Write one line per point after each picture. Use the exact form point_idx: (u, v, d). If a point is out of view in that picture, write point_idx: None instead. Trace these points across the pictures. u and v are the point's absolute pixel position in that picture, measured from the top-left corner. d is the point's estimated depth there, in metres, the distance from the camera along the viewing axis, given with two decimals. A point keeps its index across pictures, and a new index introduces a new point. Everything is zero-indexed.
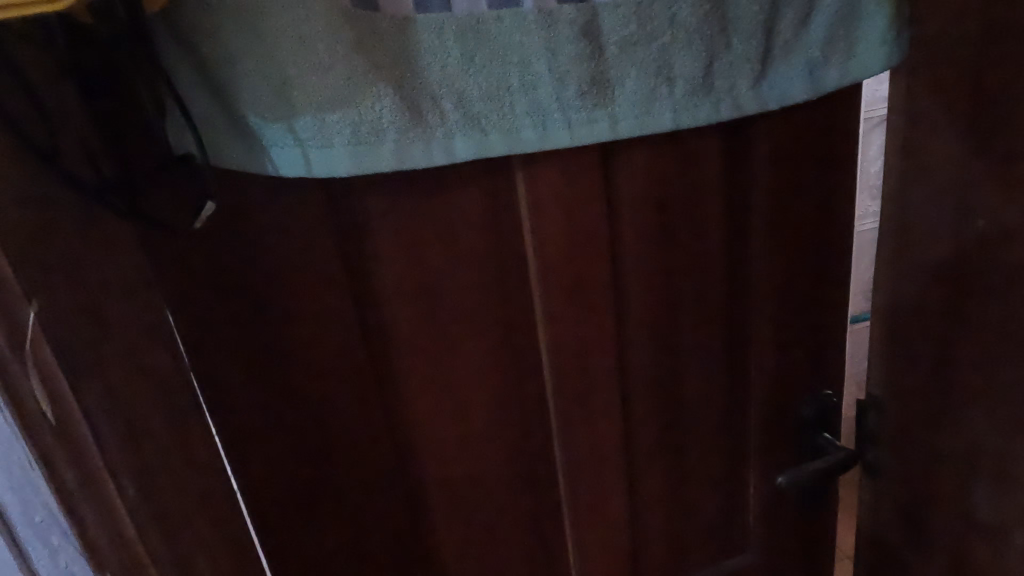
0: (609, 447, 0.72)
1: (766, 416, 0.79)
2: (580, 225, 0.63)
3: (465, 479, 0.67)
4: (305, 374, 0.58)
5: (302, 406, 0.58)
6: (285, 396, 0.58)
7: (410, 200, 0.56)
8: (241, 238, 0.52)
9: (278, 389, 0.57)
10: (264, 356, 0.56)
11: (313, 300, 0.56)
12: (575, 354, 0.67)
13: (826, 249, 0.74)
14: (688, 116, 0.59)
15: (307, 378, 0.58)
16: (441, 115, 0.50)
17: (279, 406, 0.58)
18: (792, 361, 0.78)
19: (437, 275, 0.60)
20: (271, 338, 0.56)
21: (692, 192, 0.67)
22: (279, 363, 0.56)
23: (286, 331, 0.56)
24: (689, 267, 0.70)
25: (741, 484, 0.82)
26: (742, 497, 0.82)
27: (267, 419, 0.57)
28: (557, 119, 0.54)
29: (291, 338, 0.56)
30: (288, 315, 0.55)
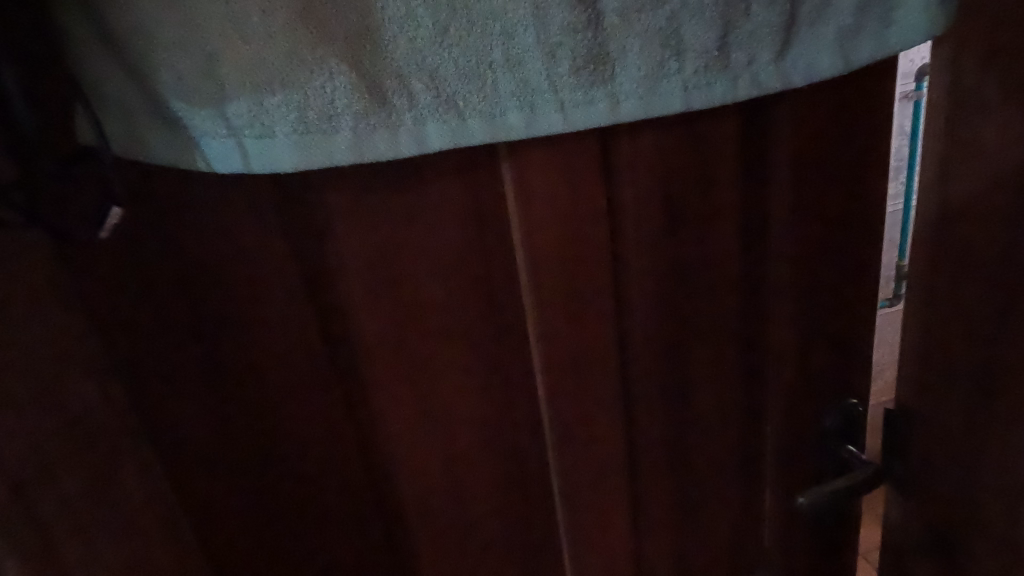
0: (612, 466, 0.65)
1: (785, 428, 0.72)
2: (579, 222, 0.55)
3: (451, 505, 0.61)
4: (266, 397, 0.51)
5: (264, 433, 0.52)
6: (246, 422, 0.51)
7: (381, 198, 0.49)
8: (182, 252, 0.45)
9: (236, 415, 0.50)
10: (215, 379, 0.48)
11: (269, 314, 0.49)
12: (573, 367, 0.60)
13: (857, 244, 0.67)
14: (700, 95, 0.50)
15: (269, 401, 0.51)
16: (410, 98, 0.43)
17: (237, 435, 0.51)
18: (816, 366, 0.70)
19: (412, 282, 0.52)
20: (220, 361, 0.48)
21: (706, 183, 0.59)
22: (235, 387, 0.49)
23: (242, 349, 0.49)
24: (702, 268, 0.62)
25: (756, 501, 0.74)
26: (760, 513, 0.76)
27: (225, 450, 0.50)
28: (547, 100, 0.46)
29: (249, 356, 0.49)
30: (243, 331, 0.48)
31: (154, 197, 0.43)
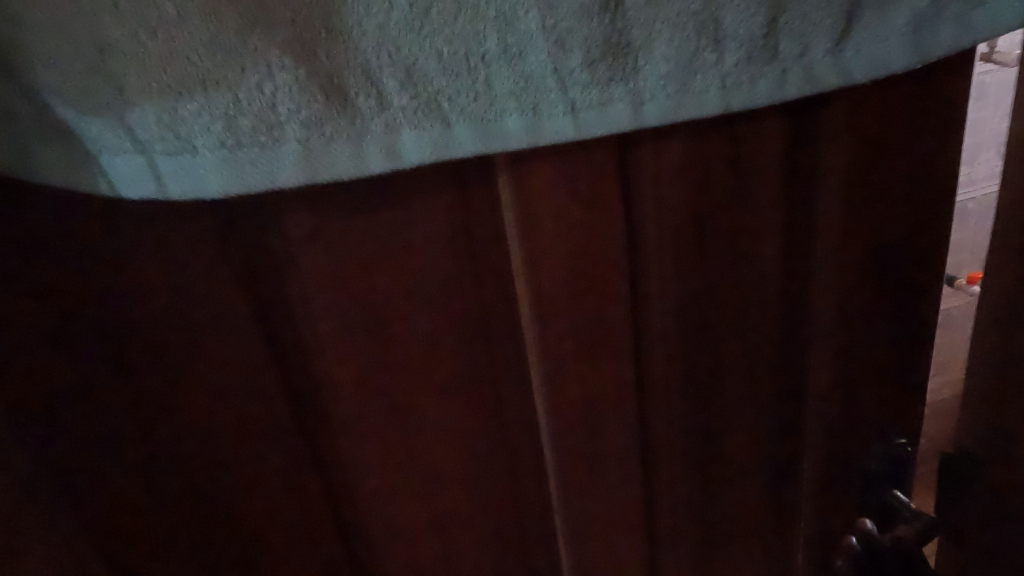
0: (624, 511, 0.57)
1: (825, 469, 0.63)
2: (589, 245, 0.47)
3: (437, 553, 0.54)
4: (219, 450, 0.44)
5: (219, 489, 0.45)
6: (196, 478, 0.44)
7: (353, 221, 0.41)
8: (115, 285, 0.38)
9: (184, 469, 0.43)
10: (158, 430, 0.42)
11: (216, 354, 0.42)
12: (579, 405, 0.52)
13: (912, 267, 0.57)
14: (742, 94, 0.41)
15: (222, 455, 0.44)
16: (382, 100, 0.34)
17: (186, 493, 0.44)
18: (863, 405, 0.62)
19: (391, 313, 0.45)
20: (163, 410, 0.42)
21: (743, 199, 0.50)
22: (181, 439, 0.43)
23: (188, 396, 0.42)
24: (735, 293, 0.53)
25: (788, 545, 0.66)
26: (792, 564, 0.68)
27: (177, 508, 0.44)
28: (556, 100, 0.37)
29: (197, 403, 0.42)
30: (189, 376, 0.41)
31: (71, 226, 0.36)
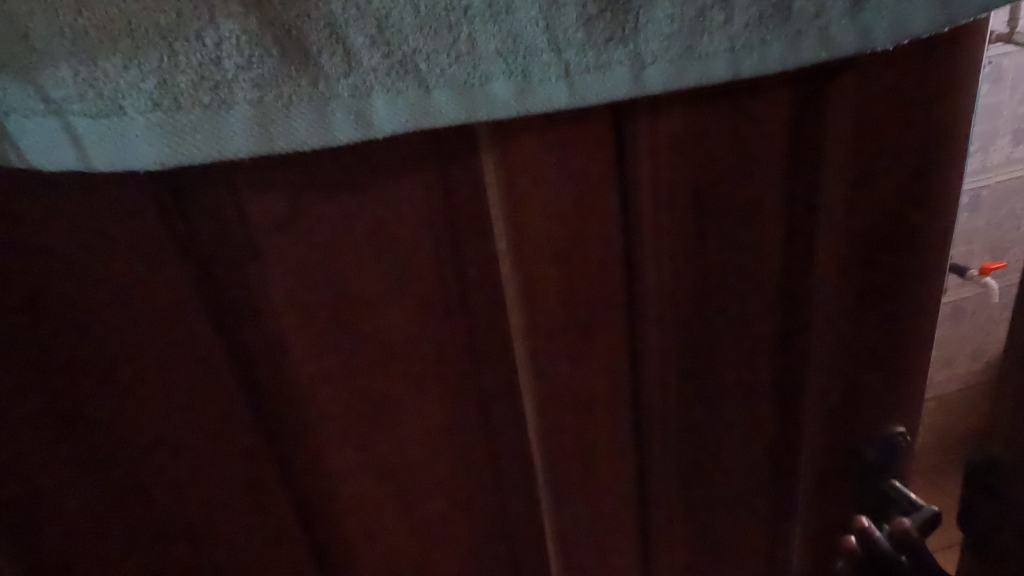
0: (616, 502, 0.55)
1: (826, 457, 0.61)
2: (580, 223, 0.44)
3: (419, 553, 0.50)
4: (177, 457, 0.40)
5: (177, 495, 0.41)
6: (150, 484, 0.40)
7: (322, 198, 0.37)
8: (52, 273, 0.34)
9: (135, 476, 0.39)
10: (103, 431, 0.38)
11: (169, 348, 0.37)
12: (569, 393, 0.49)
13: (930, 258, 0.53)
14: (752, 59, 0.36)
15: (181, 463, 0.40)
16: (348, 59, 0.30)
17: (141, 498, 0.40)
18: (875, 399, 0.58)
19: (365, 298, 0.41)
20: (110, 412, 0.37)
21: (746, 182, 0.47)
22: (133, 443, 0.38)
23: (137, 398, 0.38)
24: (739, 276, 0.50)
25: (787, 534, 0.64)
26: (787, 558, 0.66)
27: (128, 520, 0.40)
28: (548, 64, 0.33)
29: (150, 405, 0.38)
30: (139, 375, 0.37)
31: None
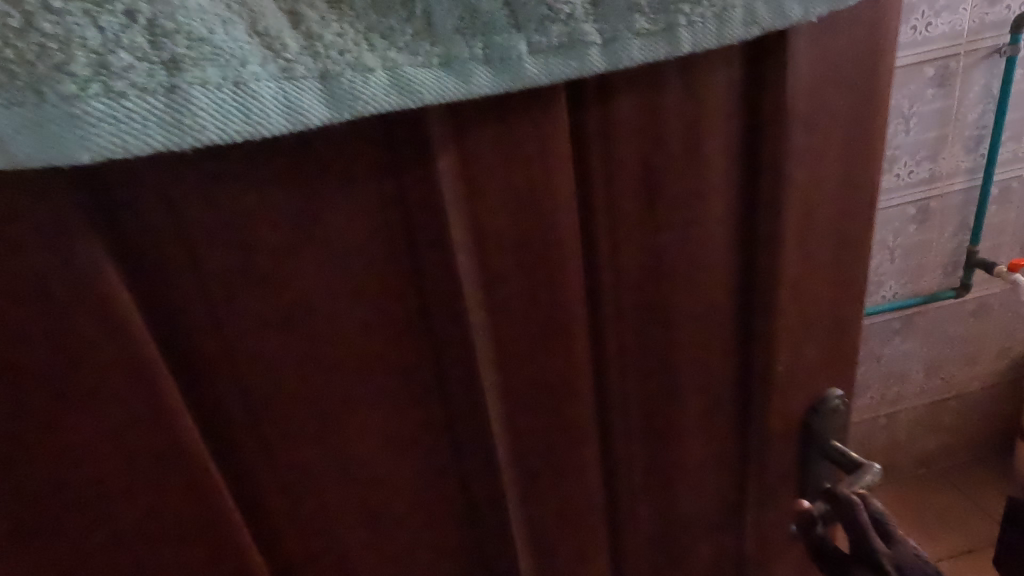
0: (585, 492, 0.53)
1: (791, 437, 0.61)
2: (538, 208, 0.42)
3: (382, 546, 0.48)
4: (118, 474, 0.37)
5: (121, 507, 0.38)
6: (93, 496, 0.37)
7: (267, 188, 0.35)
8: None
9: (76, 488, 0.36)
10: (37, 444, 0.35)
11: (103, 358, 0.34)
12: (533, 385, 0.47)
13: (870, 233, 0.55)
14: (716, 29, 0.36)
15: (124, 480, 0.37)
16: (299, 37, 0.28)
17: (84, 511, 0.37)
18: (826, 368, 0.59)
19: (315, 288, 0.38)
20: (43, 425, 0.34)
21: (697, 167, 0.47)
22: (70, 457, 0.36)
23: (71, 410, 0.35)
24: (693, 251, 0.50)
25: (757, 518, 0.63)
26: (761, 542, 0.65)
27: (74, 544, 0.38)
28: (512, 39, 0.32)
29: (85, 418, 0.35)
30: (71, 387, 0.34)
31: None
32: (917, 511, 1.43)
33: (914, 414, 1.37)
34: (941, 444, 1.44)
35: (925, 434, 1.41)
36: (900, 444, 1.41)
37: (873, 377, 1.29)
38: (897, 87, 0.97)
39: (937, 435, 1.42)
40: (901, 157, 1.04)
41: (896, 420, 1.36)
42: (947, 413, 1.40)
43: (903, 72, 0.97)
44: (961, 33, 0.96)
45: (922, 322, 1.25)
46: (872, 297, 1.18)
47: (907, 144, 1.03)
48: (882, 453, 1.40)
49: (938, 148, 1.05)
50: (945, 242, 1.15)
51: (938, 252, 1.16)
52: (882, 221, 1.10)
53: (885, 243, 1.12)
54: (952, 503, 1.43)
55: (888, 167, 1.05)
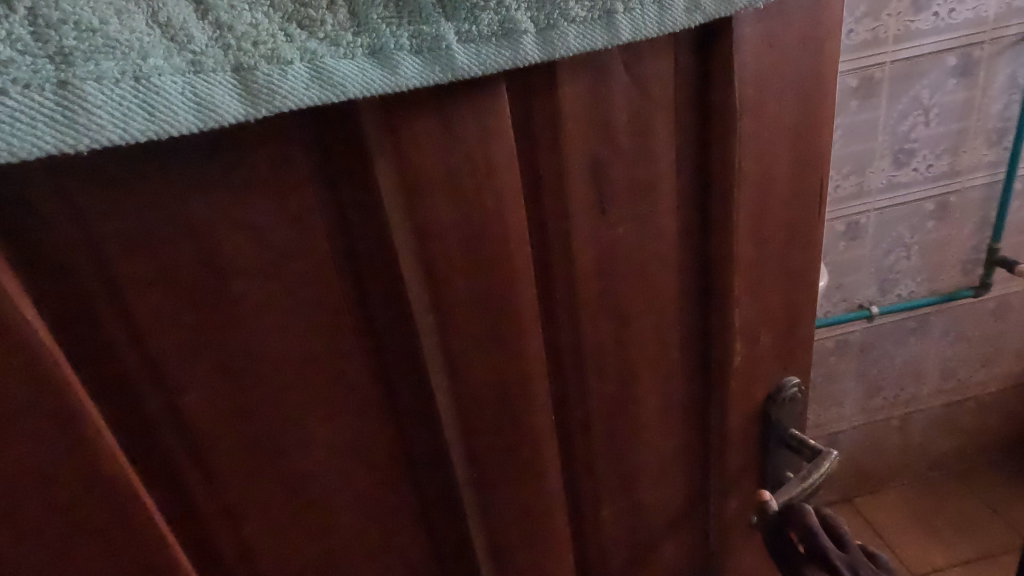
0: (545, 492, 0.52)
1: (751, 424, 0.60)
2: (482, 202, 0.40)
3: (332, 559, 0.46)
4: (34, 497, 0.34)
5: (40, 532, 0.35)
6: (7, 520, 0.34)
7: (187, 188, 0.33)
8: None
9: None
10: None
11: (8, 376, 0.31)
12: (486, 386, 0.45)
13: (822, 221, 0.55)
14: (658, 17, 0.36)
15: (41, 504, 0.35)
16: (207, 27, 0.27)
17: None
18: (783, 355, 0.59)
19: (246, 293, 0.36)
20: None
21: (650, 158, 0.46)
22: None
23: None
24: (646, 243, 0.49)
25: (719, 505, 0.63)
26: (723, 529, 0.64)
27: None
28: (441, 27, 0.30)
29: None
30: None
31: None
32: (929, 515, 1.44)
33: (926, 414, 1.40)
34: (953, 445, 1.47)
35: (936, 435, 1.44)
36: (915, 448, 1.44)
37: (885, 378, 1.32)
38: (917, 77, 0.99)
39: (951, 436, 1.45)
40: (920, 150, 1.06)
41: (908, 423, 1.40)
42: (962, 413, 1.42)
43: (926, 62, 0.98)
44: (987, 20, 0.97)
45: (938, 323, 1.27)
46: (888, 294, 1.20)
47: (928, 137, 1.05)
48: (895, 453, 1.44)
49: (959, 142, 1.07)
50: (966, 239, 1.18)
51: (959, 250, 1.19)
52: (897, 216, 1.12)
53: (902, 239, 1.15)
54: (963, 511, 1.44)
55: (907, 161, 1.07)
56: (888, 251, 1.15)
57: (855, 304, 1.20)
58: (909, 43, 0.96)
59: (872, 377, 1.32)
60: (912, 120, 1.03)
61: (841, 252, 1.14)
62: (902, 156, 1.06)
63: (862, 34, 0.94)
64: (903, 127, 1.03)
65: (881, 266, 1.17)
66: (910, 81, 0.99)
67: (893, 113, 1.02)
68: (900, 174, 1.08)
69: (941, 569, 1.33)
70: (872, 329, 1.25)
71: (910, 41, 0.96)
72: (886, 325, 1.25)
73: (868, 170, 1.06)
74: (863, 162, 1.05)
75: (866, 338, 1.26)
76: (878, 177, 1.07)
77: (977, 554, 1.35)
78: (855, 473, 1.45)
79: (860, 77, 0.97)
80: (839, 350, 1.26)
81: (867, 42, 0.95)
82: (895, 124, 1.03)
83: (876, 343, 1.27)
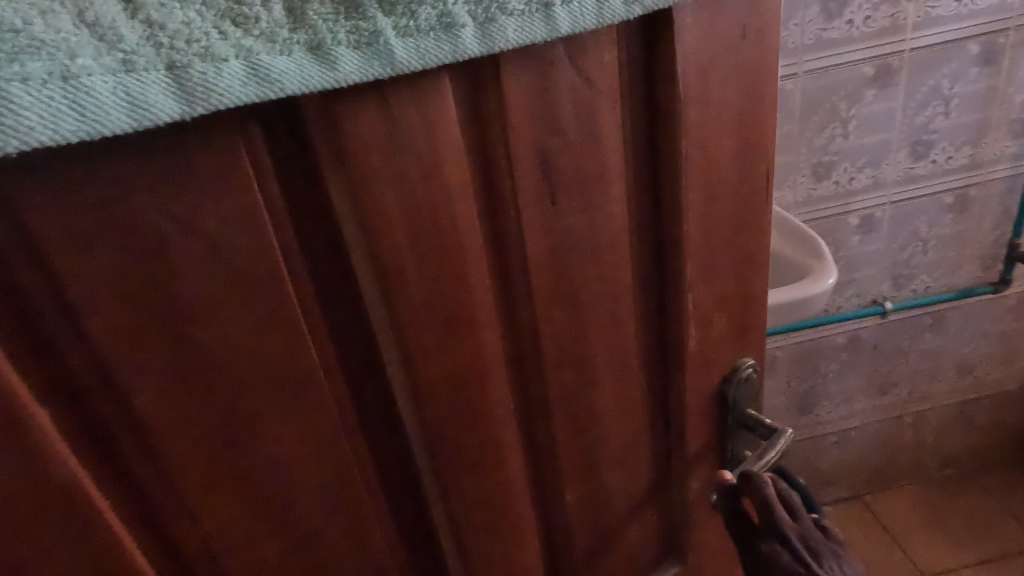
0: (507, 477, 0.52)
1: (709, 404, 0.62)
2: (430, 195, 0.40)
3: (296, 556, 0.46)
4: None
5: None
6: None
7: (132, 186, 0.32)
8: None
9: None
10: None
11: None
12: (444, 376, 0.46)
13: (771, 206, 0.57)
14: (600, 9, 0.37)
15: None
16: (138, 26, 0.27)
17: None
18: (738, 336, 0.61)
19: (199, 293, 0.36)
20: None
21: (598, 149, 0.46)
22: None
23: None
24: (600, 231, 0.49)
25: (681, 483, 0.65)
26: (687, 508, 0.66)
27: None
28: (378, 22, 0.31)
29: None
30: None
31: None
32: (941, 513, 1.49)
33: (941, 410, 1.46)
34: (969, 445, 1.53)
35: (953, 433, 1.50)
36: (928, 446, 1.51)
37: (898, 373, 1.38)
38: (937, 66, 1.02)
39: (967, 435, 1.51)
40: (940, 142, 1.10)
41: (921, 419, 1.46)
42: (978, 411, 1.48)
43: (946, 50, 1.01)
44: (1011, 7, 0.99)
45: (955, 318, 1.32)
46: (902, 289, 1.26)
47: (947, 128, 1.08)
48: (909, 451, 1.51)
49: (980, 135, 1.10)
50: (985, 233, 1.22)
51: (977, 244, 1.23)
52: (916, 210, 1.16)
53: (920, 233, 1.20)
54: (979, 516, 1.47)
55: (925, 153, 1.10)
56: (905, 245, 1.20)
57: (869, 300, 1.26)
58: (929, 31, 0.98)
59: (886, 372, 1.38)
60: (931, 112, 1.06)
61: (856, 246, 1.19)
62: (920, 148, 1.10)
63: (880, 22, 0.96)
64: (921, 119, 1.06)
65: (897, 259, 1.22)
66: (929, 70, 1.02)
67: (912, 103, 1.04)
68: (919, 166, 1.11)
69: (954, 569, 1.37)
70: (885, 325, 1.31)
71: (928, 29, 0.98)
72: (900, 322, 1.31)
73: (885, 162, 1.10)
74: (880, 155, 1.09)
75: (881, 332, 1.32)
76: (894, 170, 1.11)
77: (989, 556, 1.39)
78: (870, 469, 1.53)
79: (878, 65, 1.00)
80: (853, 345, 1.32)
81: (885, 30, 0.97)
82: (914, 115, 1.06)
83: (889, 340, 1.33)
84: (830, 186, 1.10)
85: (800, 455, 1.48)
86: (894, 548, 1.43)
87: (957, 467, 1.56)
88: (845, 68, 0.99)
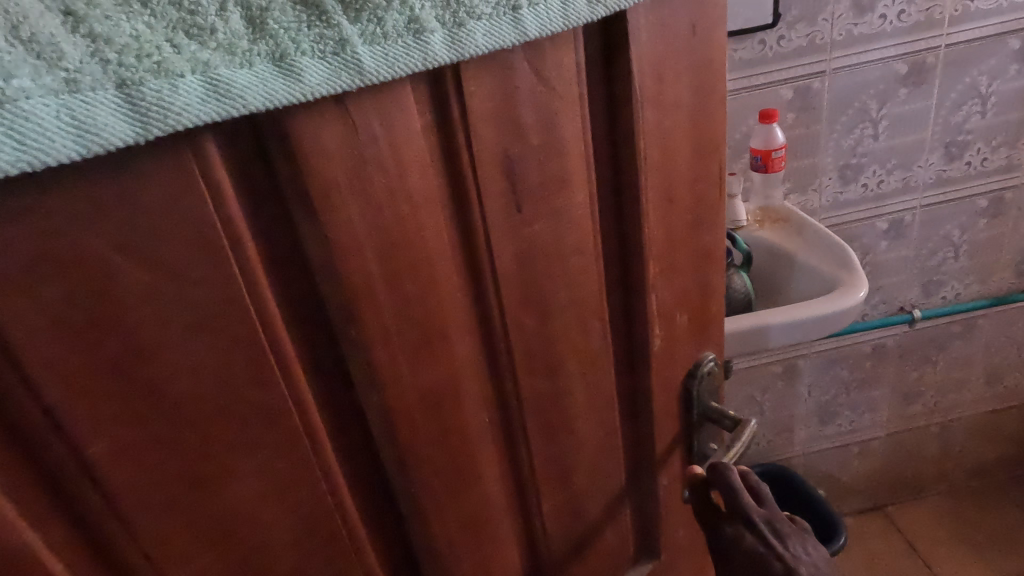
0: (479, 491, 0.51)
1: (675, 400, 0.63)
2: (394, 209, 0.38)
3: None
4: None
5: None
6: None
7: (78, 214, 0.29)
8: None
9: None
10: None
11: None
12: (414, 396, 0.44)
13: (723, 201, 0.58)
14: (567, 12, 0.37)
15: None
16: (80, 41, 0.24)
17: None
18: (699, 332, 0.62)
19: (156, 327, 0.33)
20: None
21: (561, 153, 0.45)
22: None
23: None
24: (567, 236, 0.49)
25: (653, 480, 0.65)
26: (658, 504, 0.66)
27: None
28: (344, 30, 0.29)
29: None
30: None
31: None
32: (968, 531, 1.53)
33: (967, 417, 1.52)
34: (993, 455, 1.60)
35: (976, 442, 1.57)
36: (950, 457, 1.58)
37: (925, 381, 1.44)
38: (974, 63, 1.06)
39: (992, 444, 1.58)
40: (974, 142, 1.14)
41: (948, 428, 1.53)
42: (1004, 419, 1.54)
43: (985, 45, 1.04)
44: None
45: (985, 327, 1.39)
46: (932, 296, 1.33)
47: (980, 127, 1.13)
48: (934, 459, 1.57)
49: (1014, 136, 1.15)
50: (1018, 239, 1.28)
51: (1009, 250, 1.30)
52: (947, 215, 1.22)
53: (952, 239, 1.25)
54: (1004, 530, 1.51)
55: (959, 155, 1.15)
56: (936, 250, 1.26)
57: (898, 307, 1.32)
58: (966, 26, 1.02)
59: (912, 380, 1.44)
60: (967, 111, 1.10)
61: (886, 250, 1.24)
62: (953, 150, 1.14)
63: (915, 16, 0.99)
64: (956, 119, 1.11)
65: (927, 265, 1.28)
66: (966, 66, 1.06)
67: (946, 104, 1.09)
68: (950, 168, 1.16)
69: None
70: (913, 334, 1.37)
71: (966, 24, 1.02)
72: (928, 331, 1.37)
73: (916, 164, 1.14)
74: (911, 157, 1.13)
75: (909, 341, 1.38)
76: (925, 172, 1.16)
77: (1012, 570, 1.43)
78: (892, 480, 1.59)
79: (912, 63, 1.04)
80: (880, 353, 1.38)
81: (919, 24, 1.00)
82: (948, 114, 1.10)
83: (916, 348, 1.39)
84: (858, 189, 1.15)
85: (823, 461, 1.54)
86: (912, 557, 1.49)
87: (982, 478, 1.63)
88: (878, 65, 1.03)
